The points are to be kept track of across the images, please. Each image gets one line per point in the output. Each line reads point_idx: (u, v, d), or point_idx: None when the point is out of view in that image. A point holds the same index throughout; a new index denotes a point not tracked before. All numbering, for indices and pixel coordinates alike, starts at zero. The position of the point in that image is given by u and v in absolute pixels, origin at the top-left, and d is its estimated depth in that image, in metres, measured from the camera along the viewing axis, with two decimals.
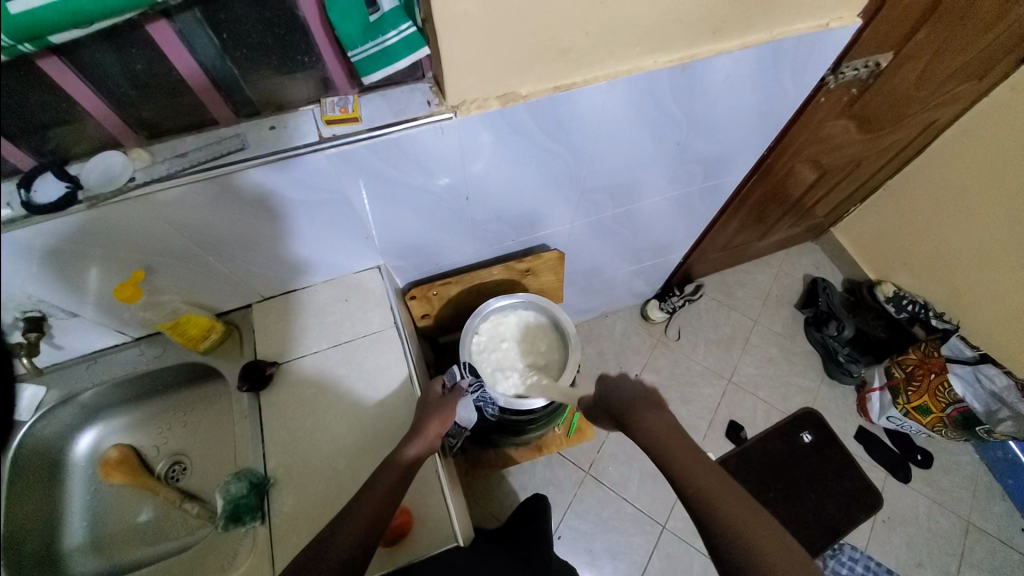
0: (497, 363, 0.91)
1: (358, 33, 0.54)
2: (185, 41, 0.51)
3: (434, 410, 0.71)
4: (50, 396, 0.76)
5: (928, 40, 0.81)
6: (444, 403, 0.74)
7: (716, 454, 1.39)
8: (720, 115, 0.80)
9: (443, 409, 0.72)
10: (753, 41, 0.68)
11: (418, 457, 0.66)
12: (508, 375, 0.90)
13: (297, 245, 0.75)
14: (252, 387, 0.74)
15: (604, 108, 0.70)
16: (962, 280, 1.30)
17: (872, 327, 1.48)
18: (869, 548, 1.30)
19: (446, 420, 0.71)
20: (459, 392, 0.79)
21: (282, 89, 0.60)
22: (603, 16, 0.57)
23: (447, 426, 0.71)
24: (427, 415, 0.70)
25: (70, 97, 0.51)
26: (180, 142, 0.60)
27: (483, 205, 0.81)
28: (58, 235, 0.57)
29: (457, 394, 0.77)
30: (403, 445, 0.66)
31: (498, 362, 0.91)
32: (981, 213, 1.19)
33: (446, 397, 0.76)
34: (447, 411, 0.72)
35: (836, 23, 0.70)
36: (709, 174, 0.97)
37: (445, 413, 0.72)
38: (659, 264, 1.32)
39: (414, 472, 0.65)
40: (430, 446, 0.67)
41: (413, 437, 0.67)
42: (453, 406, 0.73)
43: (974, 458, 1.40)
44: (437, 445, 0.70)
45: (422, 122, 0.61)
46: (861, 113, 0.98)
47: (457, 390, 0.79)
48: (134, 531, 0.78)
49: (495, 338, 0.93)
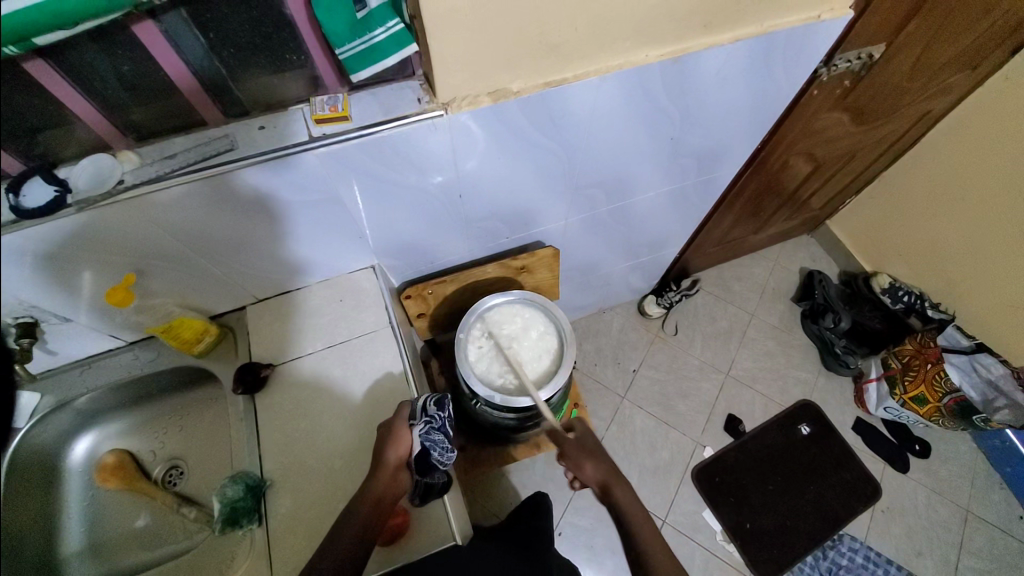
0: (491, 354, 0.91)
1: (346, 31, 0.53)
2: (172, 41, 0.51)
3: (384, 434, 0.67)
4: (45, 402, 0.75)
5: (920, 30, 0.81)
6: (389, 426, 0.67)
7: (715, 448, 1.39)
8: (713, 109, 0.80)
9: (393, 431, 0.66)
10: (745, 34, 0.68)
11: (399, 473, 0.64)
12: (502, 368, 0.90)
13: (290, 247, 0.75)
14: (247, 390, 0.74)
15: (597, 103, 0.70)
16: (958, 270, 1.31)
17: (868, 318, 1.47)
18: (868, 539, 1.30)
19: (402, 446, 0.65)
20: (410, 405, 0.70)
21: (271, 88, 0.60)
22: (592, 11, 0.57)
23: (405, 450, 0.65)
24: (382, 443, 0.66)
25: (57, 100, 0.51)
26: (169, 144, 0.59)
27: (477, 202, 0.81)
28: (48, 240, 0.57)
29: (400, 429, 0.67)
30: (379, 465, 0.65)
31: (493, 352, 0.91)
32: (976, 202, 1.19)
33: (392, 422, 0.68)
34: (401, 434, 0.66)
35: (827, 15, 0.70)
36: (704, 168, 0.97)
37: (398, 437, 0.66)
38: (655, 259, 1.32)
39: (401, 478, 0.64)
40: (393, 478, 0.64)
41: (388, 441, 0.66)
42: (404, 426, 0.67)
43: (971, 447, 1.40)
44: (405, 472, 0.65)
45: (413, 119, 0.61)
46: (854, 105, 0.98)
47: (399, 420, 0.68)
48: (132, 536, 0.77)
49: (491, 329, 0.93)
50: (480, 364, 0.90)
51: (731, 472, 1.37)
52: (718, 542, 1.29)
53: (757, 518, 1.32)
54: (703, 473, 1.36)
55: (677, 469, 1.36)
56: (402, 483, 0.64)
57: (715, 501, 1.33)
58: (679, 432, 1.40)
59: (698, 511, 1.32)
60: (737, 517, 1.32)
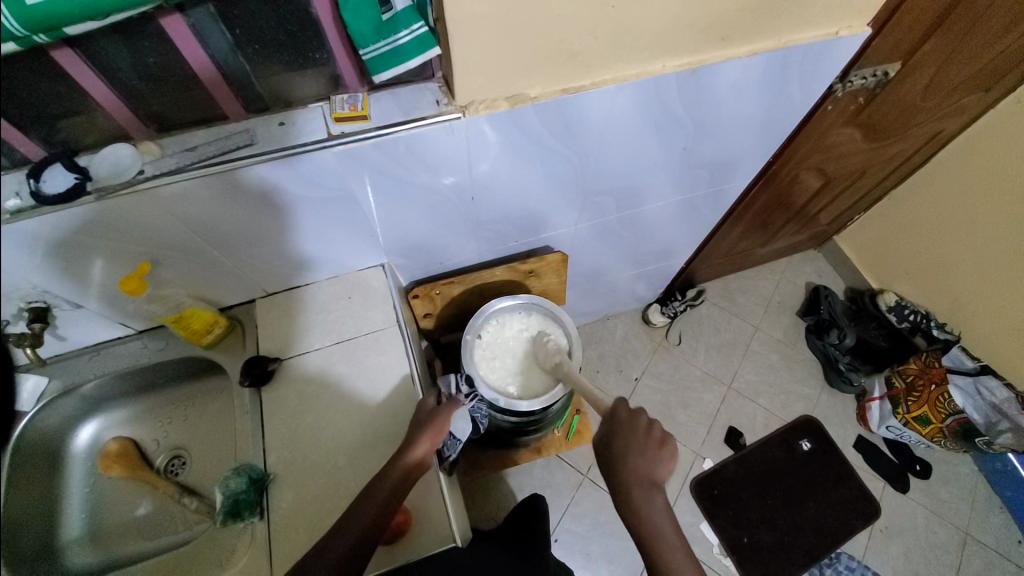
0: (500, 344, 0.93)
1: (370, 31, 0.54)
2: (198, 35, 0.51)
3: (427, 422, 0.68)
4: (52, 387, 0.76)
5: (935, 51, 0.82)
6: (440, 413, 0.70)
7: (714, 460, 1.39)
8: (726, 121, 0.81)
9: (437, 420, 0.68)
10: (762, 48, 0.69)
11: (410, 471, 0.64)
12: (496, 360, 0.92)
13: (301, 243, 0.76)
14: (254, 382, 0.74)
15: (612, 111, 0.70)
16: (964, 291, 1.31)
17: (874, 336, 1.47)
18: (865, 558, 1.30)
19: (438, 433, 0.68)
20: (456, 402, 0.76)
21: (292, 85, 0.61)
22: (613, 21, 0.57)
23: (441, 437, 0.68)
24: (421, 428, 0.68)
25: (81, 89, 0.51)
26: (189, 136, 0.60)
27: (489, 205, 0.82)
28: (66, 226, 0.57)
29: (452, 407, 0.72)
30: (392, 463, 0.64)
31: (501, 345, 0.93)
32: (985, 223, 1.19)
33: (439, 408, 0.71)
34: (442, 424, 0.68)
35: (845, 32, 0.70)
36: (715, 179, 0.97)
37: (439, 423, 0.68)
38: (662, 268, 1.32)
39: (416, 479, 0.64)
40: (418, 463, 0.65)
41: (425, 434, 0.67)
42: (445, 417, 0.69)
43: (972, 469, 1.40)
44: (430, 460, 0.67)
45: (430, 121, 0.62)
46: (867, 121, 0.98)
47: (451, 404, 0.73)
48: (132, 524, 0.77)
49: (513, 326, 0.95)
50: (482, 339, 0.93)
51: (730, 485, 1.36)
52: (714, 555, 1.28)
53: (754, 532, 1.31)
54: (702, 485, 1.35)
55: (675, 480, 1.36)
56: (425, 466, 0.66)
57: (713, 513, 1.33)
58: (679, 442, 1.40)
59: (696, 522, 1.31)
60: (734, 530, 1.31)
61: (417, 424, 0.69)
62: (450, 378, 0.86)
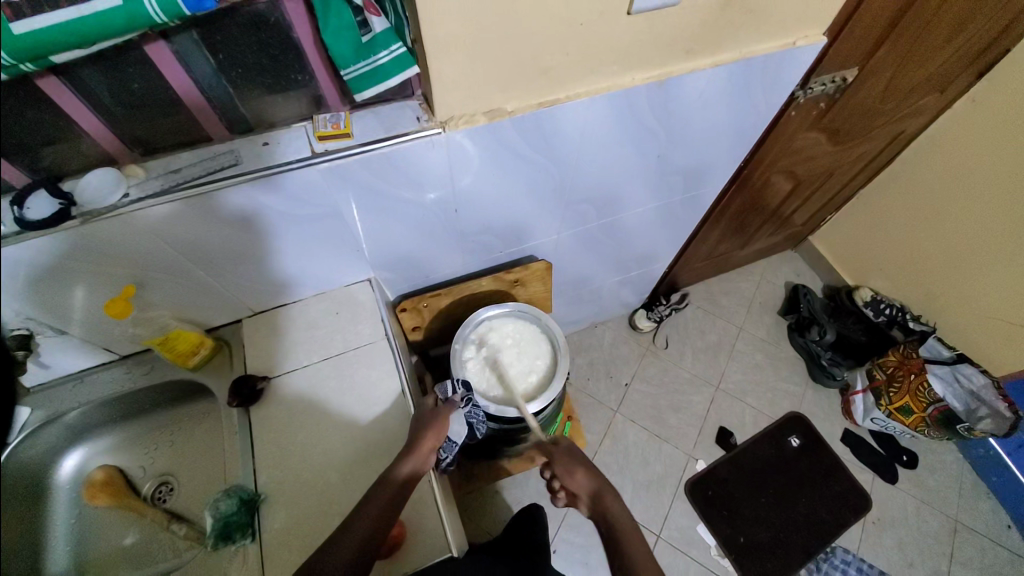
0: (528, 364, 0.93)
1: (351, 53, 0.56)
2: (182, 60, 0.53)
3: (427, 423, 0.71)
4: (34, 416, 0.75)
5: (889, 56, 0.86)
6: (439, 411, 0.74)
7: (707, 462, 1.40)
8: (696, 130, 0.84)
9: (437, 418, 0.73)
10: (726, 59, 0.72)
11: (417, 470, 0.66)
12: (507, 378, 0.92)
13: (287, 261, 0.76)
14: (242, 402, 0.74)
15: (587, 122, 0.73)
16: (936, 282, 1.35)
17: (852, 331, 1.51)
18: (859, 551, 1.31)
19: (441, 433, 0.71)
20: (453, 405, 0.79)
21: (274, 107, 0.62)
22: (584, 37, 0.60)
23: (443, 437, 0.71)
24: (424, 429, 0.70)
25: (66, 116, 0.52)
26: (174, 159, 0.61)
27: (473, 217, 0.83)
28: (49, 251, 0.58)
29: (450, 406, 0.77)
30: (398, 463, 0.66)
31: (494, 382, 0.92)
32: (952, 218, 1.24)
33: (438, 408, 0.75)
34: (444, 422, 0.72)
35: (801, 41, 0.74)
36: (690, 185, 1.01)
37: (440, 424, 0.72)
38: (645, 273, 1.35)
39: (411, 489, 0.65)
40: (426, 457, 0.68)
41: (429, 433, 0.69)
42: (445, 417, 0.73)
43: (957, 456, 1.43)
44: (432, 459, 0.69)
45: (412, 137, 0.63)
46: (830, 125, 1.02)
47: (450, 404, 0.78)
48: (119, 554, 0.76)
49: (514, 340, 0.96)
50: (522, 339, 0.96)
51: (723, 485, 1.37)
52: (712, 557, 1.29)
53: (750, 531, 1.32)
54: (697, 486, 1.36)
55: (670, 483, 1.36)
56: (429, 463, 0.68)
57: (709, 514, 1.33)
58: (672, 446, 1.41)
59: (692, 525, 1.32)
60: (731, 530, 1.32)
61: (419, 424, 0.71)
62: (444, 383, 0.83)
